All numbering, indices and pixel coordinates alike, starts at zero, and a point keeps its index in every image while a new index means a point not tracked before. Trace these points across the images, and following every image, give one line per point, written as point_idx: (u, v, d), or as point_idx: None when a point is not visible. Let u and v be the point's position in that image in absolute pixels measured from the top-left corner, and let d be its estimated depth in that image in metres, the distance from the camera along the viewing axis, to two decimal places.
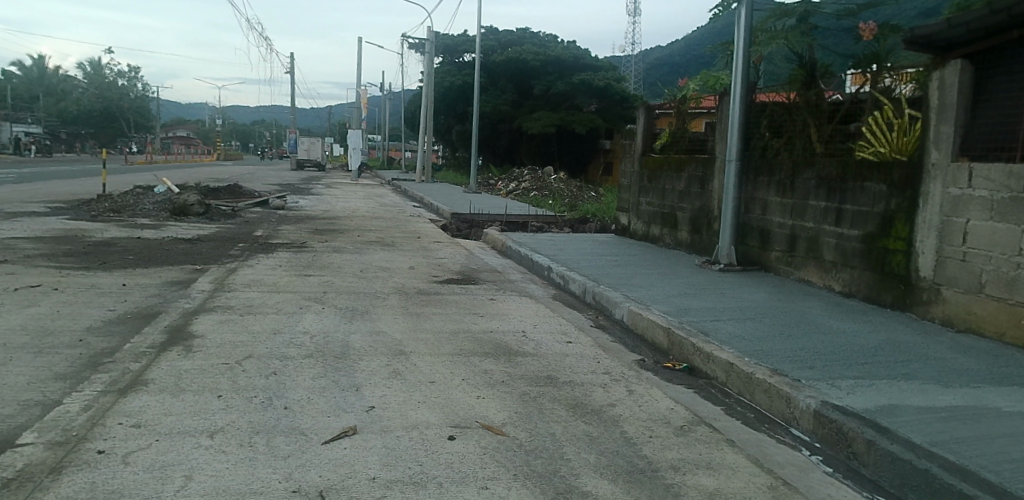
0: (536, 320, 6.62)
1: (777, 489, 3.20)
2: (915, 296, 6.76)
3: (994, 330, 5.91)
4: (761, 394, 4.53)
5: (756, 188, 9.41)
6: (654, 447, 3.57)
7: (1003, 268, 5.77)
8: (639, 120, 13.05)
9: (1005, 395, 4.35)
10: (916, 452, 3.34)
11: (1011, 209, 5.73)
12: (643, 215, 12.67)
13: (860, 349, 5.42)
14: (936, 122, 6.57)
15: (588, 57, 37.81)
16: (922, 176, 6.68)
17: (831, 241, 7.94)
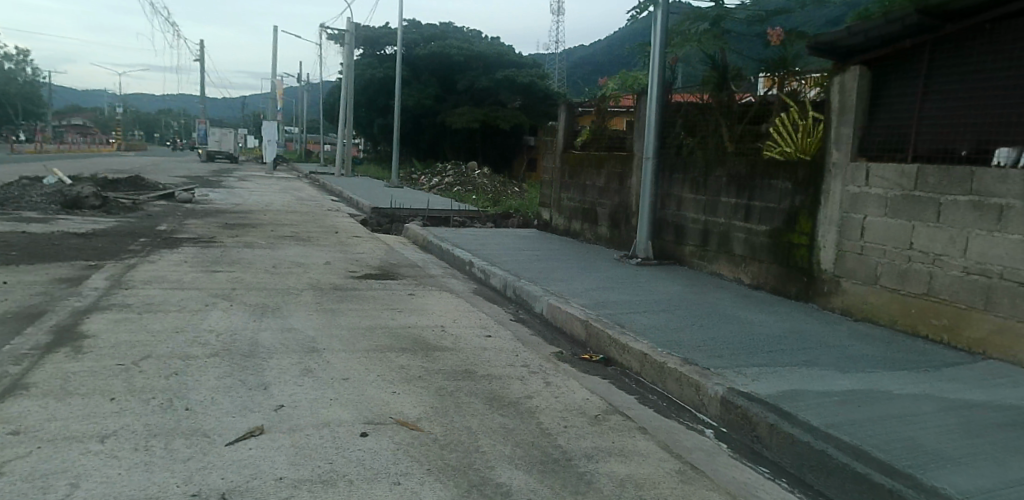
0: (454, 314, 6.58)
1: (685, 473, 3.29)
2: (816, 288, 7.13)
3: (887, 318, 6.30)
4: (672, 382, 4.66)
5: (672, 185, 9.68)
6: (569, 436, 3.61)
7: (895, 260, 6.16)
8: (561, 118, 13.20)
9: (895, 379, 4.64)
10: (815, 434, 3.52)
11: (902, 206, 6.11)
12: (564, 210, 12.82)
13: (767, 338, 5.66)
14: (837, 124, 6.93)
15: (511, 53, 37.90)
16: (824, 175, 7.04)
17: (741, 236, 8.25)
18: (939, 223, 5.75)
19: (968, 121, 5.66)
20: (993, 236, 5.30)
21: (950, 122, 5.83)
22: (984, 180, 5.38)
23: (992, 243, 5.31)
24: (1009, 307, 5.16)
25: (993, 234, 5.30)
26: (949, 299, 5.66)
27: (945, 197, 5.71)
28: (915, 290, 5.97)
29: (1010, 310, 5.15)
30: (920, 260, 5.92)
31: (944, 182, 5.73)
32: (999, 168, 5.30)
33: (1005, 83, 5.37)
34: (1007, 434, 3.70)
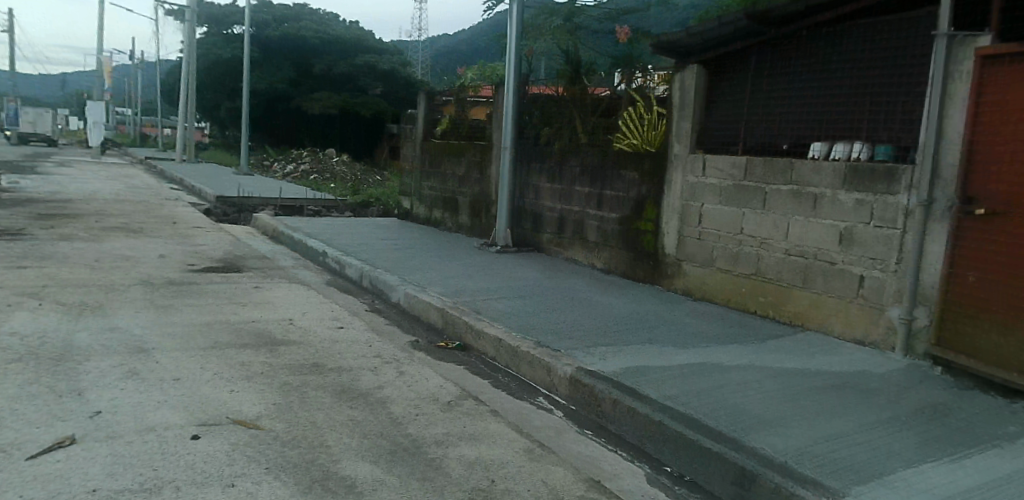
0: (304, 307, 6.31)
1: (533, 451, 3.36)
2: (661, 271, 7.56)
3: (722, 298, 6.79)
4: (525, 365, 4.74)
5: (530, 174, 9.85)
6: (419, 424, 3.56)
7: (729, 245, 6.66)
8: (419, 106, 13.05)
9: (727, 352, 5.02)
10: (653, 406, 3.72)
11: (735, 195, 6.60)
12: (424, 199, 12.70)
13: (615, 318, 5.92)
14: (678, 118, 7.35)
15: (369, 39, 36.93)
16: (667, 165, 7.46)
17: (594, 224, 8.56)
18: (766, 209, 6.28)
19: (790, 118, 6.21)
20: (810, 221, 5.85)
21: (775, 118, 6.36)
22: (802, 171, 5.93)
23: (809, 228, 5.86)
24: (823, 284, 5.73)
25: (810, 220, 5.85)
26: (774, 278, 6.19)
27: (770, 187, 6.23)
28: (746, 271, 6.48)
29: (824, 287, 5.72)
30: (749, 244, 6.43)
31: (769, 172, 6.24)
32: (815, 161, 5.86)
33: (820, 85, 5.95)
34: (818, 396, 4.12)
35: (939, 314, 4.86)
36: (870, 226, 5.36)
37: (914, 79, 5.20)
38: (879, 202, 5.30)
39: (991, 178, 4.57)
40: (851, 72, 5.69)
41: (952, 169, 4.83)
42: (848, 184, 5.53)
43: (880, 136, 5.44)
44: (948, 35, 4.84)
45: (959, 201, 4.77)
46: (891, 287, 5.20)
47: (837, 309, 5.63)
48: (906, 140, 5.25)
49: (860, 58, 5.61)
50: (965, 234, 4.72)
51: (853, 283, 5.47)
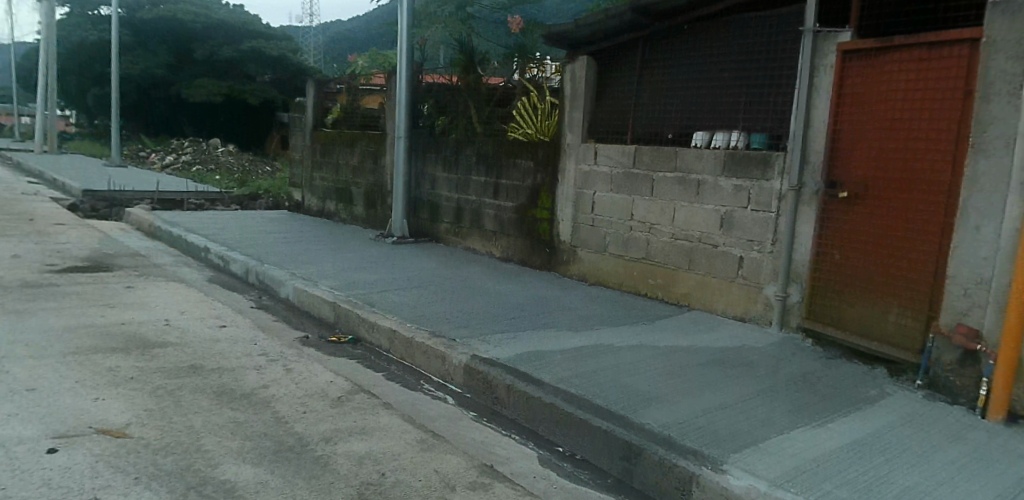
0: (183, 305, 5.94)
1: (426, 441, 3.31)
2: (556, 257, 7.65)
3: (615, 282, 6.95)
4: (419, 355, 4.65)
5: (426, 164, 9.59)
6: (307, 422, 3.42)
7: (620, 230, 6.83)
8: (309, 94, 12.57)
9: (618, 334, 5.15)
10: (545, 389, 3.76)
11: (624, 182, 6.78)
12: (316, 190, 12.28)
13: (511, 305, 5.94)
14: (570, 109, 7.44)
15: (255, 24, 35.23)
16: (560, 154, 7.55)
17: (491, 212, 8.51)
18: (653, 196, 6.49)
19: (675, 108, 6.44)
20: (693, 206, 6.10)
21: (661, 108, 6.57)
22: (686, 159, 6.16)
23: (692, 213, 6.11)
24: (707, 266, 5.99)
25: (694, 205, 6.10)
26: (662, 262, 6.42)
27: (656, 174, 6.44)
28: (636, 256, 6.68)
29: (708, 269, 5.98)
30: (639, 229, 6.63)
31: (656, 160, 6.45)
32: (697, 149, 6.11)
33: (701, 76, 6.19)
34: (702, 371, 4.31)
35: (810, 290, 5.20)
36: (747, 210, 5.66)
37: (786, 72, 5.51)
38: (755, 187, 5.60)
39: (853, 164, 4.93)
40: (729, 64, 5.95)
41: (819, 156, 5.17)
42: (728, 170, 5.79)
43: (757, 125, 5.74)
44: (813, 31, 5.16)
45: (825, 186, 5.11)
46: (767, 266, 5.51)
47: (719, 289, 5.91)
48: (780, 129, 5.56)
49: (738, 51, 5.88)
50: (831, 216, 5.07)
51: (734, 264, 5.76)
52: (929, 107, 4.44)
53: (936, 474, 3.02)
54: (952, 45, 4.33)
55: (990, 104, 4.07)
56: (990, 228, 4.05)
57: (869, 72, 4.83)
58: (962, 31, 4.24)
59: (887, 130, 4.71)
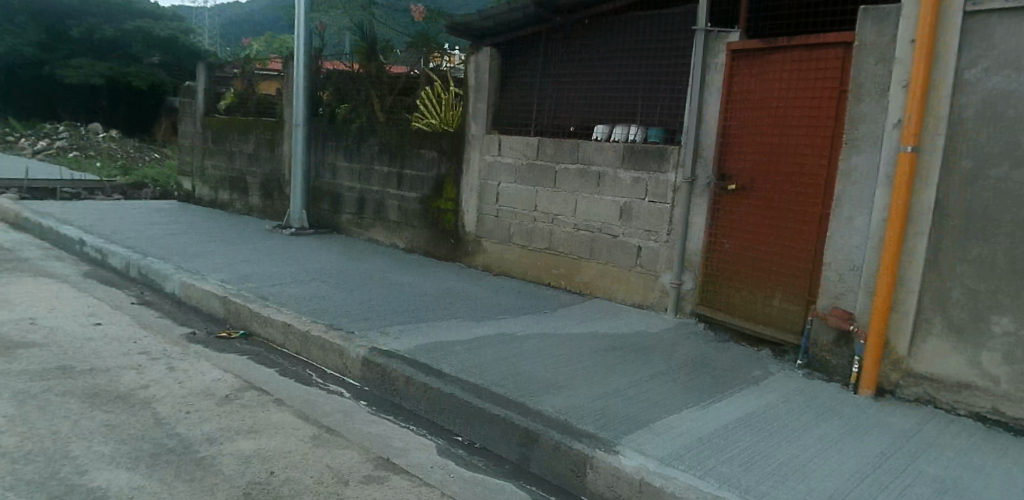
0: (53, 302, 5.49)
1: (319, 437, 3.21)
2: (461, 249, 7.52)
3: (519, 272, 6.96)
4: (315, 349, 4.49)
5: (326, 153, 9.17)
6: (190, 422, 3.24)
7: (524, 221, 6.84)
8: (199, 78, 11.89)
9: (520, 323, 5.17)
10: (443, 380, 3.72)
11: (527, 174, 6.80)
12: (209, 179, 11.66)
13: (412, 296, 5.84)
14: (474, 99, 7.33)
15: (141, 3, 33.03)
16: (464, 145, 7.42)
17: (394, 203, 8.22)
18: (556, 187, 6.55)
19: (577, 101, 6.52)
20: (594, 198, 6.21)
21: (563, 101, 6.64)
22: (587, 151, 6.25)
23: (594, 204, 6.22)
24: (607, 256, 6.12)
25: (595, 196, 6.21)
26: (565, 252, 6.49)
27: (558, 166, 6.51)
28: (540, 246, 6.72)
29: (609, 258, 6.10)
30: (542, 220, 6.68)
31: (558, 152, 6.51)
32: (598, 142, 6.20)
33: (602, 72, 6.30)
34: (601, 357, 4.40)
35: (702, 278, 5.42)
36: (645, 201, 5.81)
37: (682, 69, 5.69)
38: (652, 180, 5.76)
39: (741, 158, 5.17)
40: (629, 60, 6.08)
41: (710, 150, 5.38)
42: (627, 163, 5.93)
43: (653, 119, 5.90)
44: (705, 30, 5.34)
45: (715, 179, 5.32)
46: (663, 255, 5.69)
47: (619, 278, 6.05)
48: (675, 124, 5.76)
49: (637, 48, 6.03)
50: (721, 208, 5.29)
51: (632, 254, 5.91)
52: (809, 106, 4.71)
53: (809, 446, 3.22)
54: (829, 48, 4.60)
55: (860, 103, 4.35)
56: (861, 219, 4.34)
57: (756, 71, 5.08)
58: (838, 36, 4.53)
59: (771, 127, 4.95)
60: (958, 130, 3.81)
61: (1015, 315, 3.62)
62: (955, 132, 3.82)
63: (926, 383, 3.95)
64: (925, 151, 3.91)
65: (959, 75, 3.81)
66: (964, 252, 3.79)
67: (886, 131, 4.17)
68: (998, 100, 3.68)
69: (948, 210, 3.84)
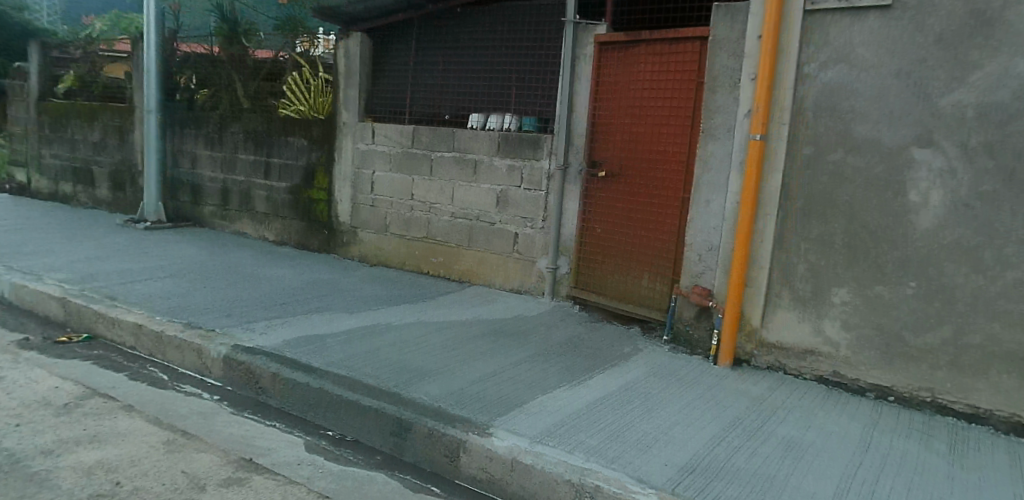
0: None
1: (173, 442, 3.02)
2: (335, 239, 7.21)
3: (397, 262, 6.77)
4: (172, 350, 4.17)
5: (184, 141, 8.54)
6: (21, 436, 2.94)
7: (400, 210, 6.65)
8: (32, 58, 10.72)
9: (396, 313, 5.06)
10: (313, 375, 3.56)
11: (402, 162, 6.60)
12: (48, 170, 10.56)
13: (281, 289, 5.56)
14: (344, 86, 7.01)
15: None
16: (335, 133, 7.08)
17: (261, 194, 7.76)
18: (432, 176, 6.41)
19: (452, 89, 6.44)
20: (470, 186, 6.14)
21: (436, 89, 6.54)
22: (462, 139, 6.16)
23: (471, 192, 6.15)
24: (485, 243, 6.09)
25: (471, 184, 6.14)
26: (442, 240, 6.39)
27: (434, 154, 6.37)
28: (417, 235, 6.57)
29: (487, 246, 6.08)
30: (419, 209, 6.52)
31: (434, 140, 6.37)
32: (473, 130, 6.14)
33: (476, 60, 6.25)
34: (478, 343, 4.38)
35: (577, 262, 5.55)
36: (521, 188, 5.83)
37: (553, 59, 5.79)
38: (526, 166, 5.79)
39: (610, 146, 5.33)
40: (502, 50, 6.09)
41: (581, 137, 5.50)
42: (502, 151, 5.91)
43: (527, 108, 5.95)
44: (574, 22, 5.42)
45: (587, 166, 5.46)
46: (539, 240, 5.75)
47: (496, 264, 6.05)
48: (548, 113, 5.83)
49: (510, 37, 6.05)
50: (593, 194, 5.44)
51: (510, 240, 5.92)
52: (672, 97, 4.93)
53: (673, 415, 3.38)
54: (688, 42, 4.83)
55: (715, 94, 4.59)
56: (718, 202, 4.59)
57: (622, 62, 5.24)
58: (696, 30, 4.75)
59: (637, 116, 5.13)
60: (800, 119, 4.11)
61: (850, 286, 3.97)
62: (798, 121, 4.13)
63: (776, 351, 4.26)
64: (772, 138, 4.19)
65: (800, 69, 4.11)
66: (807, 231, 4.10)
67: (737, 120, 4.43)
68: (834, 92, 4.00)
69: (793, 192, 4.14)
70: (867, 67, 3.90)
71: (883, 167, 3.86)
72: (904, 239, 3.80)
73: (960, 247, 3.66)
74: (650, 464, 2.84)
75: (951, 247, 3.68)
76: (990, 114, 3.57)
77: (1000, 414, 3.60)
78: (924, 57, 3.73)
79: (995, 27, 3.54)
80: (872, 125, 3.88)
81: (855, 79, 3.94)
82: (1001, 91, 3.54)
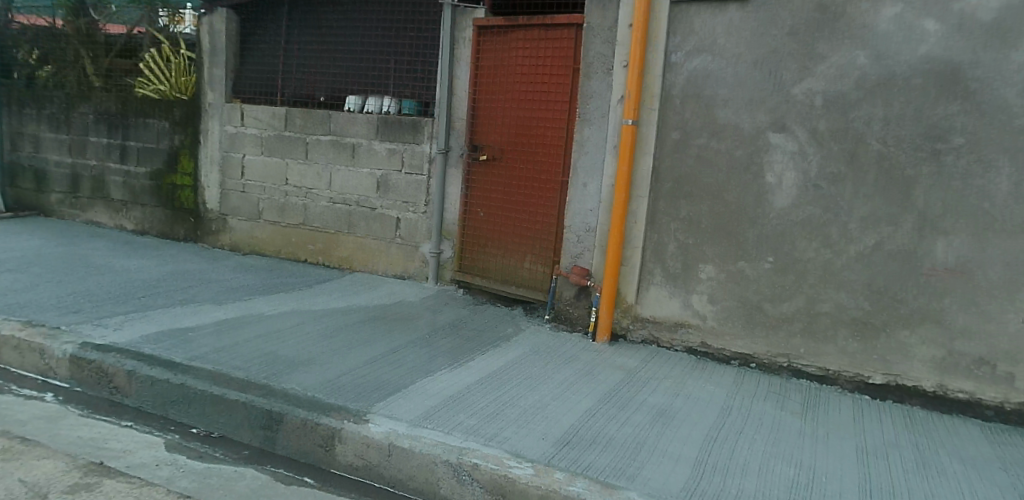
0: None
1: (10, 450, 2.79)
2: (203, 228, 6.78)
3: (271, 250, 6.46)
4: (9, 352, 3.77)
5: (24, 122, 7.71)
6: None
7: (274, 196, 6.34)
8: None
9: (269, 302, 4.83)
10: (174, 370, 3.33)
11: (275, 146, 6.29)
12: None
13: (141, 281, 5.16)
14: (209, 64, 6.56)
15: None
16: (200, 114, 6.64)
17: (117, 180, 7.15)
18: (308, 160, 6.14)
19: (326, 70, 6.20)
20: (349, 170, 5.95)
21: (310, 70, 6.27)
22: (339, 122, 5.95)
23: (350, 176, 5.95)
24: (365, 229, 5.93)
25: (350, 168, 5.94)
26: (321, 227, 6.15)
27: (309, 138, 6.11)
28: (293, 222, 6.29)
29: (367, 231, 5.92)
30: (294, 195, 6.25)
31: (309, 123, 6.10)
32: (351, 113, 5.94)
33: (353, 41, 6.05)
34: (358, 331, 4.26)
35: (460, 246, 5.53)
36: (401, 173, 5.71)
37: (432, 41, 5.69)
38: (406, 150, 5.67)
39: (490, 129, 5.33)
40: (379, 31, 5.92)
41: (461, 121, 5.45)
42: (381, 134, 5.76)
43: (406, 92, 5.83)
44: (452, 5, 5.33)
45: (468, 149, 5.43)
46: (421, 225, 5.67)
47: (377, 250, 5.90)
48: (427, 96, 5.75)
49: (386, 18, 5.89)
50: (474, 178, 5.44)
51: (391, 226, 5.79)
52: (549, 82, 4.99)
53: (551, 391, 3.44)
54: (565, 28, 4.89)
55: (590, 80, 4.68)
56: (594, 184, 4.71)
57: (500, 46, 5.23)
58: (571, 17, 4.82)
59: (517, 100, 5.15)
60: (668, 105, 4.28)
61: (716, 263, 4.19)
62: (666, 107, 4.29)
63: (650, 326, 4.43)
64: (643, 123, 4.32)
65: (668, 57, 4.27)
66: (676, 212, 4.28)
67: (611, 105, 4.54)
68: (699, 79, 4.19)
69: (663, 175, 4.31)
70: (728, 56, 4.10)
71: (743, 151, 4.09)
72: (763, 217, 4.05)
73: (810, 224, 3.95)
74: (527, 440, 2.87)
75: (803, 224, 3.96)
76: (836, 102, 3.87)
77: (846, 375, 3.94)
78: (778, 48, 3.97)
79: (839, 21, 3.83)
80: (733, 111, 4.10)
81: (718, 67, 4.13)
82: (844, 81, 3.84)
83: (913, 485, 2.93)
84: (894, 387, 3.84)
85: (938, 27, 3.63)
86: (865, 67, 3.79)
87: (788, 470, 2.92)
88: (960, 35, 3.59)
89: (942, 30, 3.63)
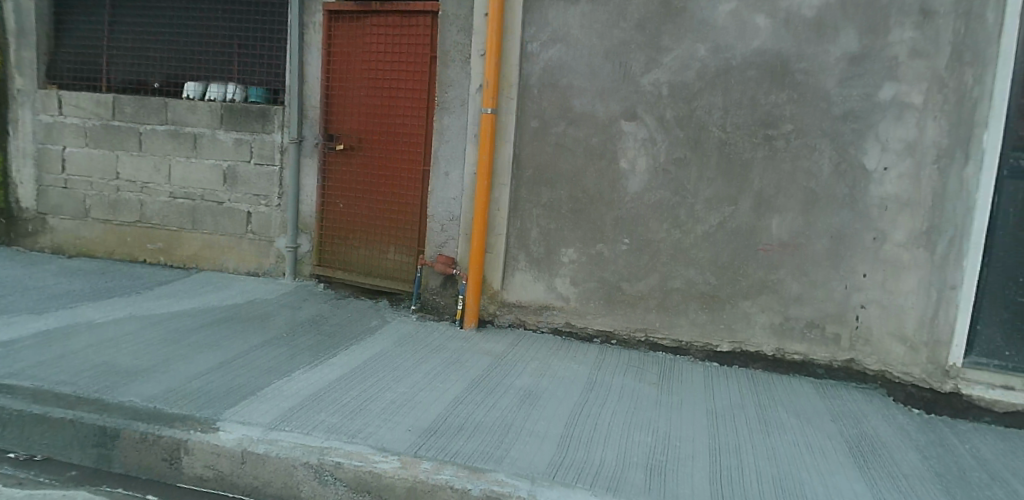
0: None
1: None
2: (17, 229, 5.98)
3: (103, 251, 5.84)
4: None
5: None
6: None
7: (104, 192, 5.74)
8: None
9: (100, 308, 4.37)
10: None
11: (103, 136, 5.68)
12: None
13: None
14: (15, 46, 5.77)
15: None
16: (7, 102, 5.84)
17: None
18: (142, 152, 5.61)
19: (161, 54, 5.68)
20: (191, 162, 5.50)
21: (142, 54, 5.72)
22: (177, 111, 5.48)
23: (192, 169, 5.50)
24: (212, 224, 5.51)
25: (192, 160, 5.49)
26: (161, 223, 5.65)
27: (143, 127, 5.58)
28: (128, 219, 5.72)
29: (215, 227, 5.51)
30: (127, 190, 5.69)
31: (141, 112, 5.57)
32: (191, 101, 5.49)
33: (191, 23, 5.58)
34: (205, 334, 3.94)
35: (318, 239, 5.28)
36: (250, 164, 5.36)
37: (280, 26, 5.39)
38: (255, 140, 5.33)
39: (347, 118, 5.11)
40: (220, 13, 5.51)
41: (314, 109, 5.18)
42: (227, 123, 5.37)
43: (253, 78, 5.48)
44: None
45: (323, 139, 5.18)
46: (275, 218, 5.36)
47: (227, 246, 5.51)
48: (277, 83, 5.43)
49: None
50: (331, 168, 5.20)
51: (241, 220, 5.43)
52: (407, 70, 4.88)
53: (417, 381, 3.37)
54: (422, 15, 4.81)
55: (447, 68, 4.62)
56: (455, 173, 4.66)
57: (353, 32, 5.02)
58: (426, 4, 4.74)
59: (374, 88, 4.99)
60: (526, 94, 4.31)
61: (576, 246, 4.29)
62: (524, 95, 4.31)
63: (516, 311, 4.46)
64: (502, 111, 4.32)
65: (524, 47, 4.29)
66: (537, 198, 4.33)
67: (470, 93, 4.50)
68: (554, 69, 4.25)
69: (523, 162, 4.34)
70: (581, 47, 4.19)
71: (598, 139, 4.21)
72: (619, 201, 4.19)
73: (661, 206, 4.13)
74: (391, 432, 2.79)
75: (655, 206, 4.14)
76: (680, 91, 4.06)
77: (697, 345, 4.17)
78: (627, 40, 4.12)
79: (681, 16, 4.02)
80: (587, 100, 4.20)
81: (571, 57, 4.22)
82: (688, 72, 4.04)
83: (758, 442, 3.14)
84: (739, 354, 4.12)
85: (768, 22, 3.91)
86: (705, 58, 4.01)
87: (646, 437, 3.03)
88: (787, 30, 3.89)
89: (771, 25, 3.91)
